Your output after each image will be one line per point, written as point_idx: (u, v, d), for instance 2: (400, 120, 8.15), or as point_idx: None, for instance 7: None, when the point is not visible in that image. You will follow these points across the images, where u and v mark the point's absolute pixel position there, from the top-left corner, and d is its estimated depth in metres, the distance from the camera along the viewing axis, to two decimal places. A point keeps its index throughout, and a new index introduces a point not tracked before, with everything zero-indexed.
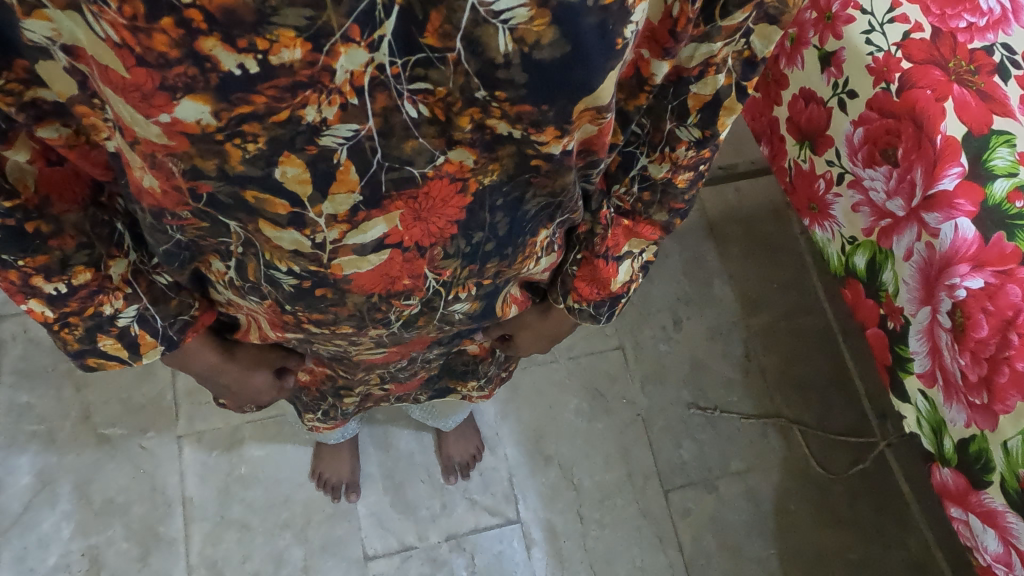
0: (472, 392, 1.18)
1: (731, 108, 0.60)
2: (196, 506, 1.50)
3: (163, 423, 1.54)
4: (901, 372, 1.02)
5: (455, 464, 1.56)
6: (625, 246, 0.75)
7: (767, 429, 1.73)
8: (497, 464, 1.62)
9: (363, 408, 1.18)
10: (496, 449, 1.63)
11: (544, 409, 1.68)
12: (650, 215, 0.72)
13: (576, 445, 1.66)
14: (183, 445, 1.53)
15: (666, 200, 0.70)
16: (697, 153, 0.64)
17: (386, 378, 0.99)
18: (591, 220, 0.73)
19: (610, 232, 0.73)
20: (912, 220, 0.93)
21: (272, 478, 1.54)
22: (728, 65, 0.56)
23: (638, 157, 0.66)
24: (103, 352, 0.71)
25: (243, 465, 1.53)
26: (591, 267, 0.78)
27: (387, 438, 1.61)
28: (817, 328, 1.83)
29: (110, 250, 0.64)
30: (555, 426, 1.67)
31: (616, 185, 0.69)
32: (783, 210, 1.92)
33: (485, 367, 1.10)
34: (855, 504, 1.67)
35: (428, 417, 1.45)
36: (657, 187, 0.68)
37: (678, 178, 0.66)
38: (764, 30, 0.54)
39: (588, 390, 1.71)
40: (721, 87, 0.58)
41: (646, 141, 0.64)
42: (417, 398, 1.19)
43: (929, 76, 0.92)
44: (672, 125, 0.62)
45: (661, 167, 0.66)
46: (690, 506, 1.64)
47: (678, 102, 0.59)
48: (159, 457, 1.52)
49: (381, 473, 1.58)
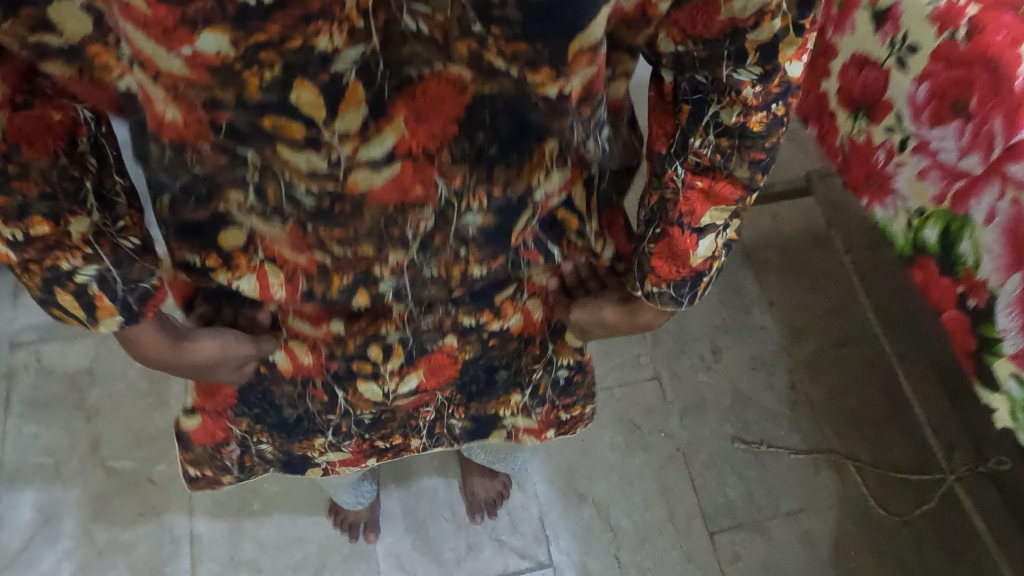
0: (532, 405, 1.07)
1: (791, 42, 0.53)
2: (205, 545, 1.39)
3: (174, 455, 1.46)
4: (987, 356, 0.86)
5: (480, 502, 1.45)
6: (703, 220, 0.67)
7: (819, 466, 1.59)
8: (526, 502, 1.50)
9: (396, 438, 1.10)
10: (525, 486, 1.51)
11: (575, 443, 1.56)
12: (728, 169, 0.63)
13: (611, 482, 1.53)
14: (194, 479, 1.44)
15: (741, 149, 0.62)
16: (770, 89, 0.57)
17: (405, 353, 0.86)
18: (658, 185, 0.67)
19: (679, 201, 0.66)
20: (993, 177, 0.79)
21: (286, 516, 1.43)
22: (782, 11, 0.51)
23: (710, 107, 0.59)
24: (62, 308, 0.63)
25: (256, 501, 1.44)
26: (666, 242, 0.69)
27: (409, 474, 1.51)
28: (869, 356, 1.70)
29: (73, 207, 0.59)
30: (588, 461, 1.55)
31: (690, 139, 0.62)
32: (824, 237, 1.84)
33: (528, 360, 0.99)
34: (923, 549, 1.50)
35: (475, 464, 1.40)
36: (729, 134, 0.60)
37: (753, 121, 0.59)
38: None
39: (623, 423, 1.60)
40: (778, 32, 0.52)
41: (705, 95, 0.59)
42: (465, 425, 1.12)
43: (1000, 20, 0.79)
44: (729, 71, 0.56)
45: (733, 112, 0.59)
46: (739, 550, 1.50)
47: (734, 48, 0.54)
48: (168, 492, 1.43)
49: (401, 511, 1.47)
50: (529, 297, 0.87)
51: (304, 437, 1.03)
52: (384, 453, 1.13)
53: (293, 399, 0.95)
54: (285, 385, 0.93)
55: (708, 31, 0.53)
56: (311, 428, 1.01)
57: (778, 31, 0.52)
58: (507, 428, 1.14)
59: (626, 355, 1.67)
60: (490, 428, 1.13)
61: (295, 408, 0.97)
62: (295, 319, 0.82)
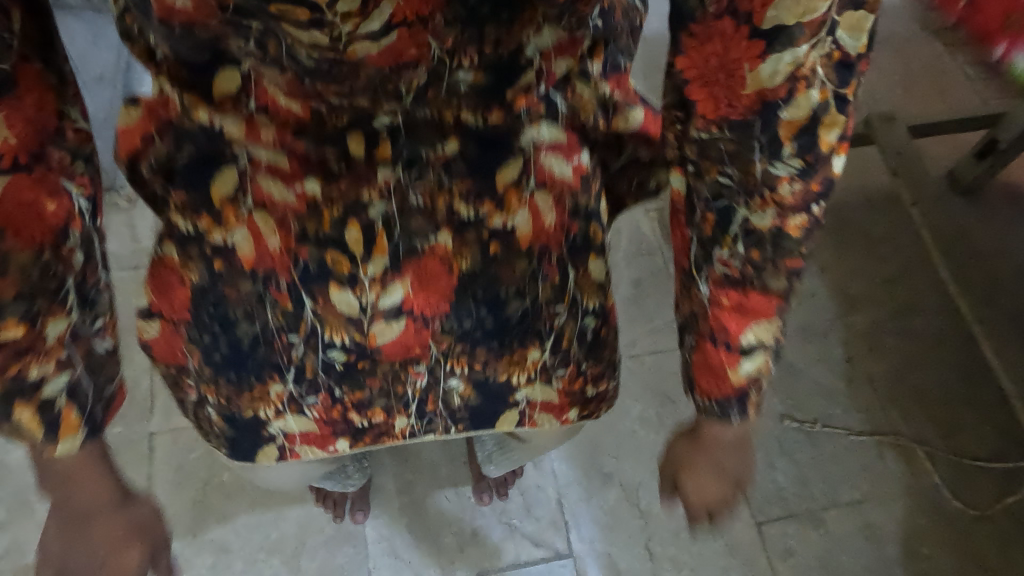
0: (554, 363, 0.74)
1: (834, 121, 0.52)
2: (164, 520, 1.19)
3: (134, 417, 1.26)
4: None
5: (487, 480, 1.23)
6: (743, 342, 0.62)
7: (883, 450, 1.36)
8: (541, 481, 1.28)
9: (368, 411, 0.76)
10: (540, 464, 1.29)
11: (599, 416, 1.33)
12: (764, 283, 0.60)
13: (640, 463, 1.30)
14: (154, 444, 1.24)
15: (778, 258, 0.58)
16: (805, 188, 0.55)
17: (390, 251, 0.66)
18: (688, 283, 0.63)
19: (711, 308, 0.62)
20: None
21: (260, 489, 1.23)
22: (819, 77, 0.50)
23: (736, 211, 0.57)
24: (16, 428, 0.55)
25: (226, 472, 1.23)
26: (701, 357, 0.65)
27: (405, 445, 1.29)
28: (939, 327, 1.48)
29: (52, 307, 0.54)
30: (614, 437, 1.32)
31: (716, 249, 0.59)
32: (896, 209, 1.61)
33: (542, 293, 0.70)
34: (1008, 551, 1.27)
35: (497, 455, 1.11)
36: (761, 245, 0.58)
37: (790, 224, 0.57)
38: (850, 18, 0.48)
39: (655, 395, 1.36)
40: (817, 108, 0.51)
41: (730, 172, 0.55)
42: (466, 400, 0.76)
43: None
44: (763, 162, 0.54)
45: (767, 213, 0.56)
46: (792, 545, 1.27)
47: (768, 137, 0.52)
48: (124, 458, 1.23)
49: (395, 488, 1.26)
50: (536, 188, 0.65)
51: (257, 381, 0.71)
52: (356, 435, 0.80)
53: (248, 311, 0.67)
54: (238, 283, 0.65)
55: (738, 109, 0.52)
56: (265, 362, 0.70)
57: (814, 116, 0.51)
58: (520, 406, 0.79)
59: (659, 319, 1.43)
60: (499, 408, 0.78)
61: (250, 325, 0.68)
62: (264, 176, 0.62)
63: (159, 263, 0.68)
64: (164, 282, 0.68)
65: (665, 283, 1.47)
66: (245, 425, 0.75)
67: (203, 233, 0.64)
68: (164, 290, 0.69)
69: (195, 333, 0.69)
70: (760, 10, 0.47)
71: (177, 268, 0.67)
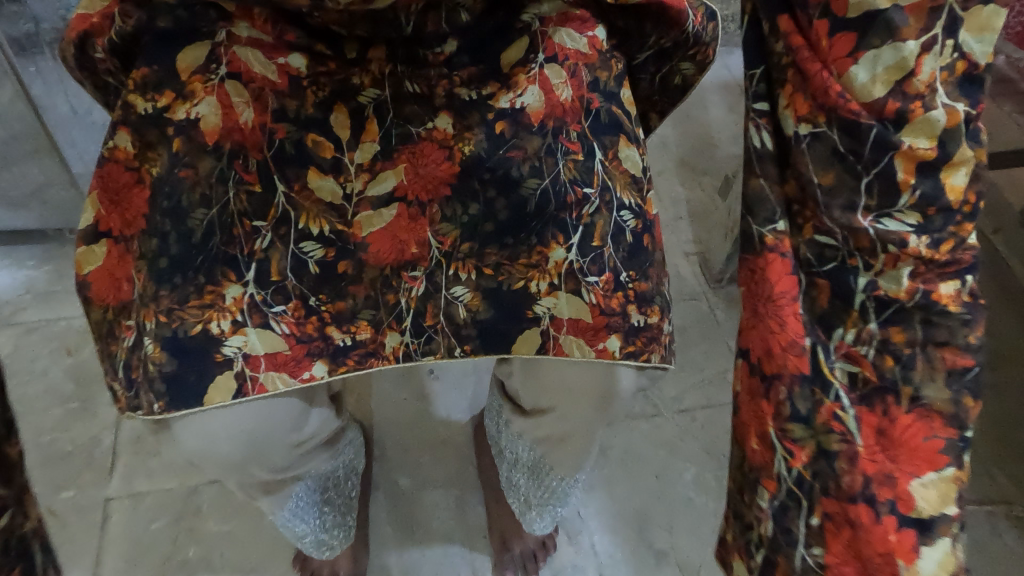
0: (582, 270, 0.61)
1: (964, 159, 0.43)
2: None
3: (91, 479, 1.05)
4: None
5: (510, 555, 0.98)
6: (917, 504, 0.47)
7: None
8: (580, 561, 1.01)
9: (352, 326, 0.64)
10: (577, 538, 1.03)
11: (647, 477, 1.08)
12: (920, 395, 0.47)
13: (701, 534, 1.02)
14: (110, 512, 1.03)
15: (931, 347, 0.47)
16: (945, 252, 0.45)
17: (382, 136, 0.59)
18: (807, 438, 0.49)
19: (855, 461, 0.48)
20: None
21: (230, 568, 0.99)
22: (939, 95, 0.42)
23: (854, 274, 0.48)
24: None
25: (193, 546, 1.00)
26: (849, 527, 0.48)
27: (413, 515, 1.04)
28: None
29: None
30: (666, 507, 1.05)
31: (837, 332, 0.49)
32: None
33: (565, 172, 0.59)
34: None
35: (533, 493, 0.87)
36: (904, 324, 0.47)
37: (941, 292, 0.46)
38: (975, 15, 0.41)
39: (712, 456, 1.10)
40: (944, 133, 0.43)
41: (825, 209, 0.48)
42: (473, 315, 0.65)
43: None
44: (869, 220, 0.46)
45: (901, 272, 0.46)
46: None
47: (878, 168, 0.45)
48: (71, 530, 1.01)
49: (398, 568, 0.99)
50: (545, 62, 0.57)
51: (205, 283, 0.57)
52: (335, 359, 0.64)
53: (205, 193, 0.56)
54: (200, 161, 0.55)
55: (838, 109, 0.45)
56: (221, 254, 0.57)
57: (939, 144, 0.43)
58: (542, 325, 0.64)
59: (709, 369, 1.20)
60: (515, 328, 0.65)
61: (204, 210, 0.56)
62: (244, 47, 0.54)
63: (109, 158, 0.57)
64: (117, 193, 0.58)
65: (713, 331, 1.24)
66: (197, 375, 0.58)
67: (164, 112, 0.55)
68: (115, 201, 0.59)
69: (142, 246, 0.57)
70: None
71: (134, 163, 0.57)
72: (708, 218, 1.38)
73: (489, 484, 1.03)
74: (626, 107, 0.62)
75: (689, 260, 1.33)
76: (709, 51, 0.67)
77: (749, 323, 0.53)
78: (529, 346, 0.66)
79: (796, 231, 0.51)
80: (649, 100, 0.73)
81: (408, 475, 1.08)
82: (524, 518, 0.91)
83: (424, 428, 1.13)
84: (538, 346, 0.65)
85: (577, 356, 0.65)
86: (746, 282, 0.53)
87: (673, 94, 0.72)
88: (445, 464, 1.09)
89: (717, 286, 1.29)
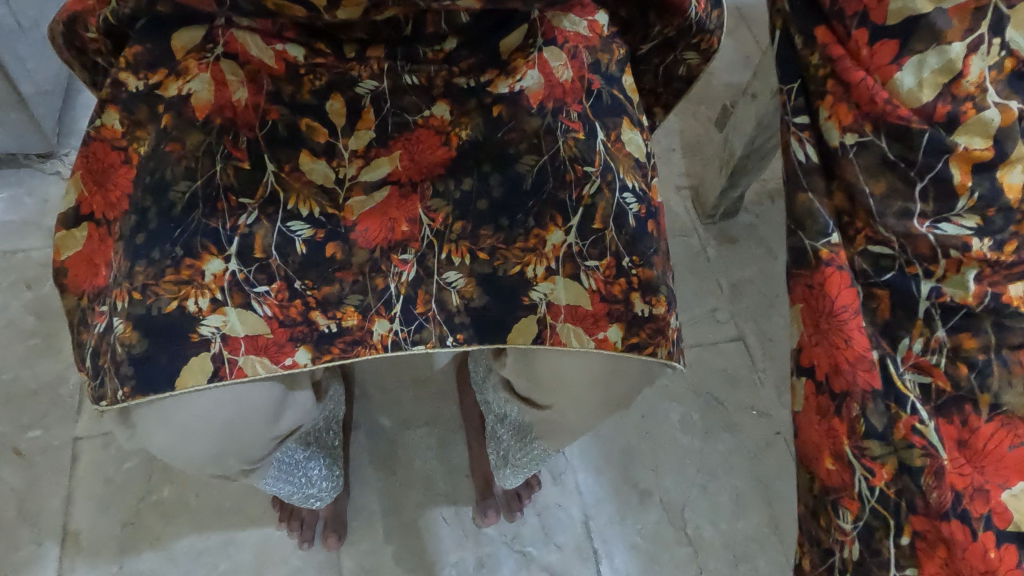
0: (582, 253, 0.59)
1: (1020, 157, 0.48)
2: (81, 551, 0.89)
3: (57, 418, 0.96)
4: None
5: (494, 496, 0.92)
6: (1014, 517, 0.46)
7: None
8: (562, 500, 0.96)
9: (337, 311, 0.60)
10: (561, 478, 0.97)
11: (634, 421, 1.01)
12: (1001, 402, 0.49)
13: (688, 478, 0.98)
14: (80, 451, 0.94)
15: (1006, 351, 0.50)
16: (1008, 253, 0.50)
17: (377, 123, 0.58)
18: (886, 454, 0.51)
19: (942, 476, 0.49)
20: None
21: (208, 509, 0.92)
22: (989, 95, 0.48)
23: (916, 281, 0.53)
24: None
25: (167, 485, 0.93)
26: (944, 548, 0.48)
27: (394, 456, 0.98)
28: None
29: None
30: (654, 448, 1.00)
31: (904, 341, 0.53)
32: None
33: (564, 150, 0.57)
34: None
35: (513, 453, 0.80)
36: (974, 330, 0.51)
37: (1010, 294, 0.51)
38: (1022, 13, 0.47)
39: (697, 394, 1.04)
40: (998, 132, 0.48)
41: (880, 218, 0.54)
42: (467, 302, 0.61)
43: None
44: (926, 226, 0.52)
45: (967, 277, 0.51)
46: None
47: (931, 175, 0.51)
48: (40, 470, 0.93)
49: (380, 510, 0.94)
50: (545, 46, 0.55)
51: (183, 256, 0.55)
52: (319, 347, 0.59)
53: (191, 166, 0.55)
54: (188, 136, 0.54)
55: (887, 116, 0.52)
56: (200, 227, 0.55)
57: (995, 143, 0.49)
58: (539, 313, 0.60)
59: (697, 309, 1.11)
60: (511, 316, 0.61)
61: (189, 181, 0.55)
62: (240, 30, 0.52)
63: (95, 137, 0.55)
64: (103, 173, 0.56)
65: (702, 269, 1.14)
66: (169, 356, 0.54)
67: (155, 89, 0.53)
68: (101, 182, 0.56)
69: (122, 224, 0.55)
70: (880, 5, 0.52)
71: (122, 142, 0.55)
72: (701, 150, 1.25)
73: (470, 422, 0.95)
74: (629, 93, 0.59)
75: (681, 195, 1.21)
76: (712, 39, 0.65)
77: (810, 341, 0.57)
78: (526, 336, 0.60)
79: (849, 243, 0.57)
80: (653, 92, 0.72)
81: (389, 414, 1.01)
82: (498, 473, 0.85)
83: (407, 367, 1.04)
84: (535, 336, 0.60)
85: (576, 347, 0.60)
86: (804, 299, 0.58)
87: (677, 84, 0.71)
88: (425, 404, 1.02)
89: (709, 222, 1.18)
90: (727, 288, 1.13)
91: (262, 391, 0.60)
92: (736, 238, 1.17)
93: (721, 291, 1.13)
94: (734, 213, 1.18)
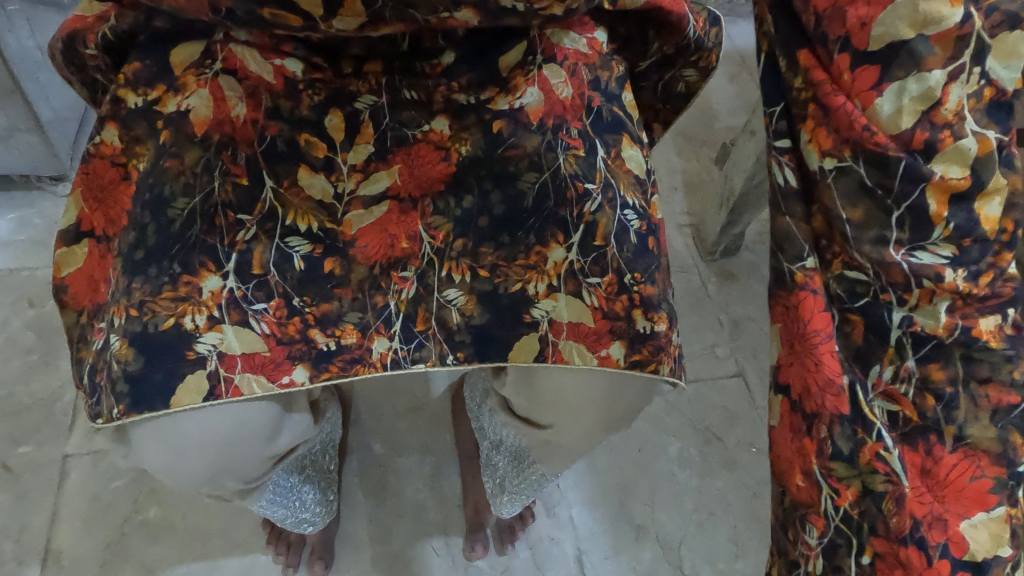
0: (583, 270, 0.58)
1: (997, 188, 0.44)
2: (63, 570, 0.87)
3: (50, 435, 0.96)
4: None
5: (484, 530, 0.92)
6: (970, 547, 0.46)
7: None
8: (556, 533, 0.95)
9: (336, 329, 0.59)
10: (554, 510, 0.97)
11: (632, 455, 1.01)
12: (964, 434, 0.47)
13: (683, 514, 0.97)
14: (69, 468, 0.94)
15: (973, 384, 0.47)
16: (984, 284, 0.46)
17: (376, 138, 0.58)
18: (851, 476, 0.49)
19: (902, 502, 0.47)
20: None
21: (193, 531, 0.91)
22: (967, 123, 0.43)
23: (888, 309, 0.49)
24: None
25: (154, 506, 0.92)
26: (902, 570, 0.47)
27: (387, 483, 0.97)
28: None
29: None
30: (650, 482, 0.99)
31: (874, 367, 0.50)
32: None
33: (565, 167, 0.57)
34: None
35: (509, 479, 0.80)
36: (943, 360, 0.48)
37: (981, 328, 0.46)
38: (1003, 43, 0.41)
39: (695, 430, 1.03)
40: (975, 161, 0.43)
41: (856, 243, 0.49)
42: (467, 320, 0.60)
43: None
44: (901, 254, 0.47)
45: (939, 307, 0.47)
46: None
47: (909, 204, 0.46)
48: (28, 487, 0.92)
49: (369, 536, 0.93)
50: (545, 63, 0.56)
51: (181, 273, 0.54)
52: (318, 365, 0.59)
53: (189, 182, 0.55)
54: (186, 152, 0.54)
55: (863, 142, 0.46)
56: (198, 244, 0.55)
57: (972, 172, 0.44)
58: (541, 330, 0.60)
59: (697, 344, 1.11)
60: (512, 334, 0.60)
61: (187, 198, 0.55)
62: (238, 44, 0.53)
63: (95, 154, 0.55)
64: (103, 190, 0.56)
65: (702, 305, 1.15)
66: (165, 372, 0.53)
67: (155, 105, 0.53)
68: (100, 198, 0.56)
69: (121, 241, 0.55)
70: (863, 31, 0.45)
71: (122, 159, 0.55)
72: (703, 188, 1.26)
73: (464, 451, 0.96)
74: (629, 109, 0.60)
75: (681, 232, 1.21)
76: (710, 57, 0.66)
77: (786, 360, 0.53)
78: (526, 353, 0.60)
79: (826, 266, 0.52)
80: (652, 108, 0.73)
81: (382, 441, 1.00)
82: (494, 501, 0.84)
83: (404, 394, 1.04)
84: (537, 354, 0.60)
85: (578, 364, 0.60)
86: (782, 320, 0.54)
87: (676, 102, 0.71)
88: (420, 431, 1.01)
89: (709, 259, 1.18)
90: (727, 324, 1.13)
91: (261, 412, 0.60)
92: (736, 275, 1.18)
93: (721, 327, 1.13)
94: (734, 251, 1.18)
